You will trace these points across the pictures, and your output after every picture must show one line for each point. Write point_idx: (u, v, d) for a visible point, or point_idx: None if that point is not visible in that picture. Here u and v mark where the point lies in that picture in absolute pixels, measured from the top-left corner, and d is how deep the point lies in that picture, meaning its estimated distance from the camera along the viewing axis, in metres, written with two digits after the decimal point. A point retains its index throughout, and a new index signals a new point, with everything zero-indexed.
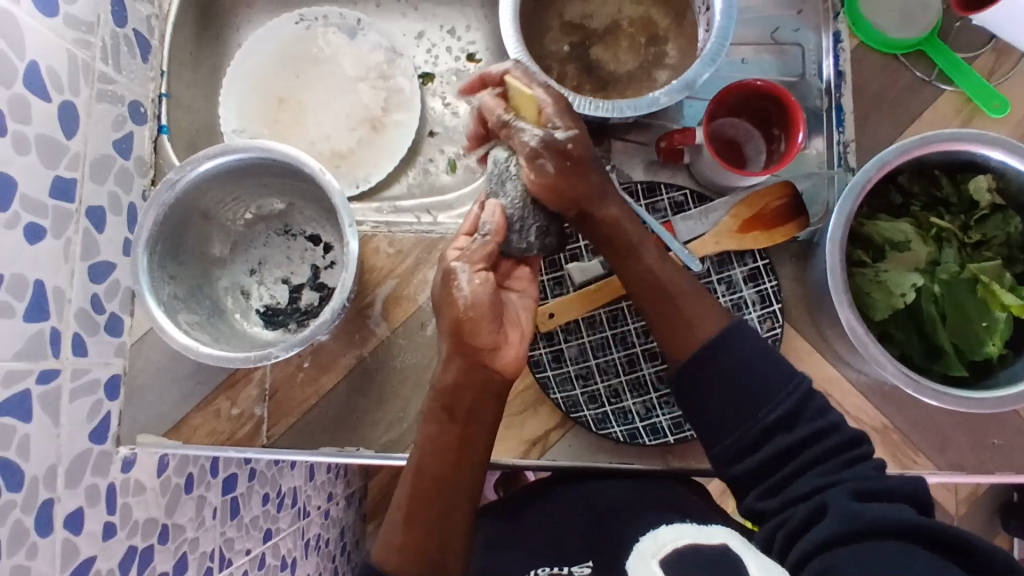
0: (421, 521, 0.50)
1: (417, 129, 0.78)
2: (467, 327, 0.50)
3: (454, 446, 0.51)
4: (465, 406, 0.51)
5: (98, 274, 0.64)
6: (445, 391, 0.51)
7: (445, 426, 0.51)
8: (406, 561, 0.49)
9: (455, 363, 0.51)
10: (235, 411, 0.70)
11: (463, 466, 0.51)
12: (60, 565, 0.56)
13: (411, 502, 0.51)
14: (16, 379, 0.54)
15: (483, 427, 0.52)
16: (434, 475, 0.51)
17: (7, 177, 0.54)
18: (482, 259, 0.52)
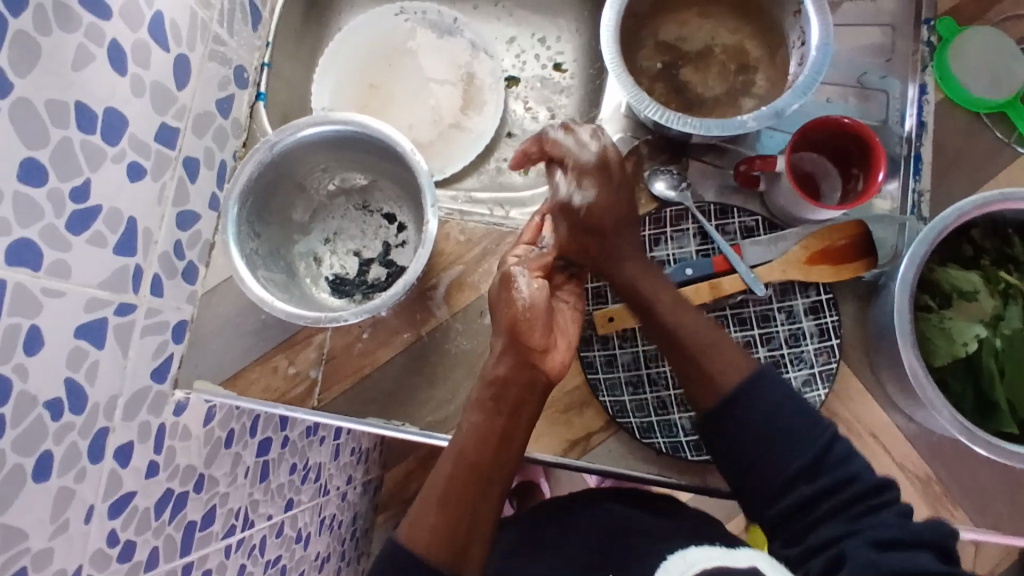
0: (456, 502, 0.51)
1: (496, 130, 0.81)
2: (522, 327, 0.55)
3: (497, 435, 0.53)
4: (511, 398, 0.54)
5: (184, 222, 0.67)
6: (495, 382, 0.54)
7: (490, 416, 0.54)
8: (436, 543, 0.50)
9: (508, 359, 0.55)
10: (291, 370, 0.72)
11: (501, 457, 0.53)
12: (103, 493, 0.58)
13: (449, 488, 0.52)
14: (98, 307, 0.57)
15: (521, 424, 0.55)
16: (474, 462, 0.52)
17: (119, 115, 0.58)
18: (538, 266, 0.58)
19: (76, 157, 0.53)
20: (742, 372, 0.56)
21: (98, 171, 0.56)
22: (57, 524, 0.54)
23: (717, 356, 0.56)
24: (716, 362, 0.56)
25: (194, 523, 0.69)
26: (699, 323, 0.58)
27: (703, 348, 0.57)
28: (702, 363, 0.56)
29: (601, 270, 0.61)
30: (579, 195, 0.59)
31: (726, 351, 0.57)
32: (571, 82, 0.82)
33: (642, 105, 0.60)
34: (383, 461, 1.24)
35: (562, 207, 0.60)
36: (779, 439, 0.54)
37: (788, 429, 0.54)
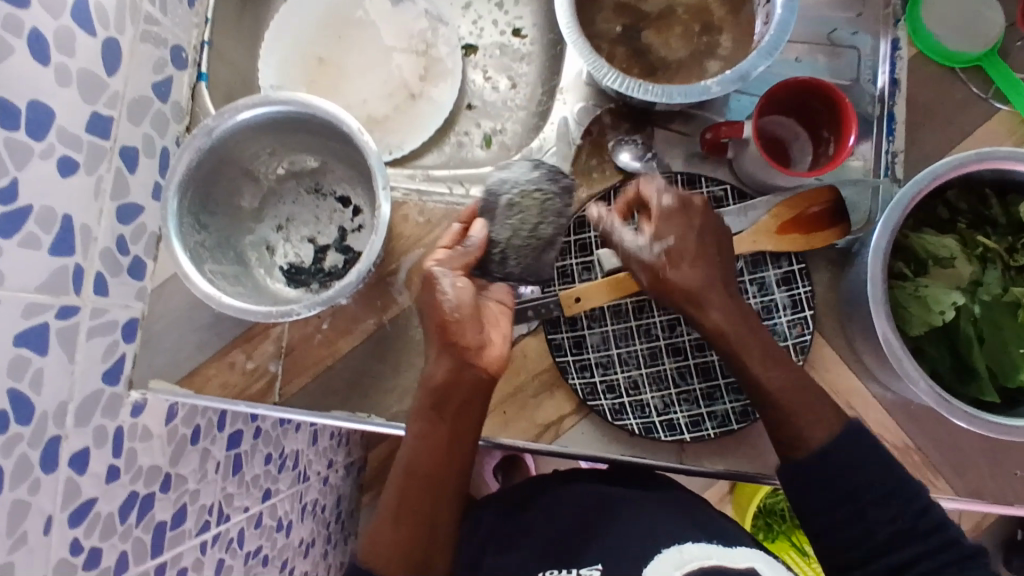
0: (411, 516, 0.52)
1: (455, 102, 0.77)
2: (453, 328, 0.53)
3: (442, 445, 0.53)
4: (454, 403, 0.53)
5: (126, 216, 0.64)
6: (435, 388, 0.53)
7: (434, 424, 0.53)
8: (396, 561, 0.50)
9: (446, 362, 0.53)
10: (249, 365, 0.69)
11: (452, 462, 0.53)
12: (61, 502, 0.56)
13: (403, 509, 0.52)
14: (37, 312, 0.54)
15: (470, 426, 0.54)
16: (424, 472, 0.52)
17: (44, 107, 0.54)
18: (462, 265, 0.55)
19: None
20: (829, 430, 0.51)
21: (25, 169, 0.52)
22: (14, 539, 0.52)
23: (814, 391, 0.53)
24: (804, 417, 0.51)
25: (163, 523, 0.68)
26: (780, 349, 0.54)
27: (797, 402, 0.52)
28: (788, 414, 0.52)
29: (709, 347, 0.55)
30: (656, 246, 0.54)
31: (815, 412, 0.52)
32: (531, 48, 0.78)
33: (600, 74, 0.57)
34: (364, 443, 1.23)
35: (637, 260, 0.55)
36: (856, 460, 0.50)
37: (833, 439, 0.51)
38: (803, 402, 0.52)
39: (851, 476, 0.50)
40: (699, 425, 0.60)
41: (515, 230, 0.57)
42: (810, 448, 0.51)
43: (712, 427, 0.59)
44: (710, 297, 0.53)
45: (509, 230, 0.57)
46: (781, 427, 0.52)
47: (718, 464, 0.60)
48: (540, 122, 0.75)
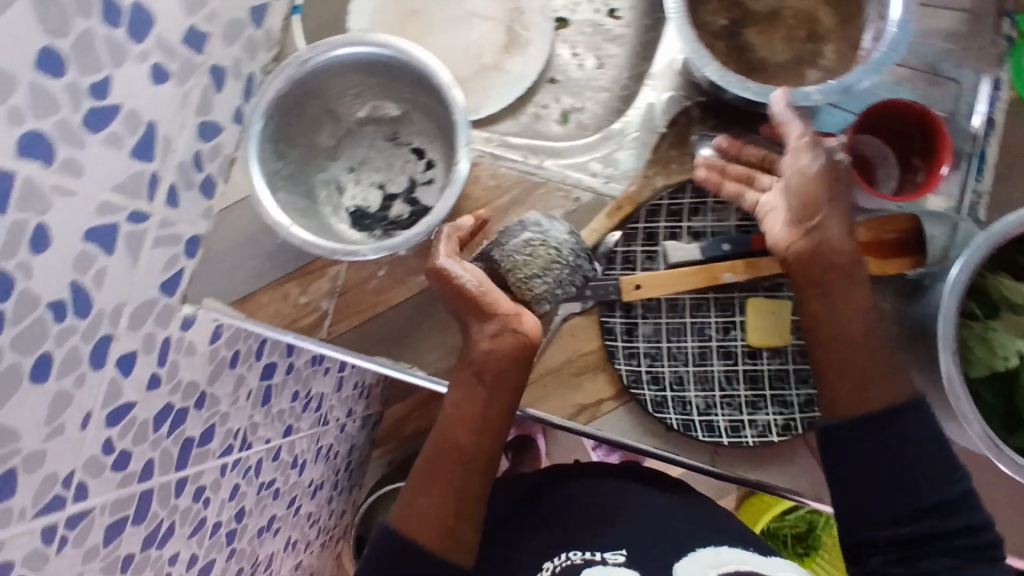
0: (444, 484, 0.54)
1: (538, 74, 0.76)
2: (484, 302, 0.56)
3: (478, 414, 0.55)
4: (491, 371, 0.56)
5: (207, 133, 0.65)
6: (476, 357, 0.56)
7: (471, 391, 0.56)
8: (432, 529, 0.53)
9: (484, 331, 0.56)
10: (302, 300, 0.70)
11: (487, 431, 0.56)
12: (102, 400, 0.58)
13: (441, 478, 0.54)
14: (110, 212, 0.55)
15: (505, 395, 0.56)
16: (459, 439, 0.55)
17: (147, 12, 0.54)
18: (452, 250, 0.58)
19: (98, 51, 0.51)
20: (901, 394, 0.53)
21: (121, 69, 0.53)
22: (52, 428, 0.53)
23: (876, 374, 0.53)
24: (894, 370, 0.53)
25: (192, 439, 0.70)
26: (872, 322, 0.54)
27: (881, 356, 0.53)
28: (874, 362, 0.53)
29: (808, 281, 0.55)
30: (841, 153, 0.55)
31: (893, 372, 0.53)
32: (624, 31, 0.77)
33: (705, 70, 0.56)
34: (384, 398, 1.24)
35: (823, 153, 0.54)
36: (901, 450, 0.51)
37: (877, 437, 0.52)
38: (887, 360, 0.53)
39: (875, 457, 0.52)
40: (738, 431, 0.59)
41: (511, 270, 0.59)
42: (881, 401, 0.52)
43: (751, 435, 0.59)
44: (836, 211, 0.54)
45: (513, 264, 0.59)
46: (860, 373, 0.53)
47: (749, 473, 0.60)
48: (622, 106, 0.74)
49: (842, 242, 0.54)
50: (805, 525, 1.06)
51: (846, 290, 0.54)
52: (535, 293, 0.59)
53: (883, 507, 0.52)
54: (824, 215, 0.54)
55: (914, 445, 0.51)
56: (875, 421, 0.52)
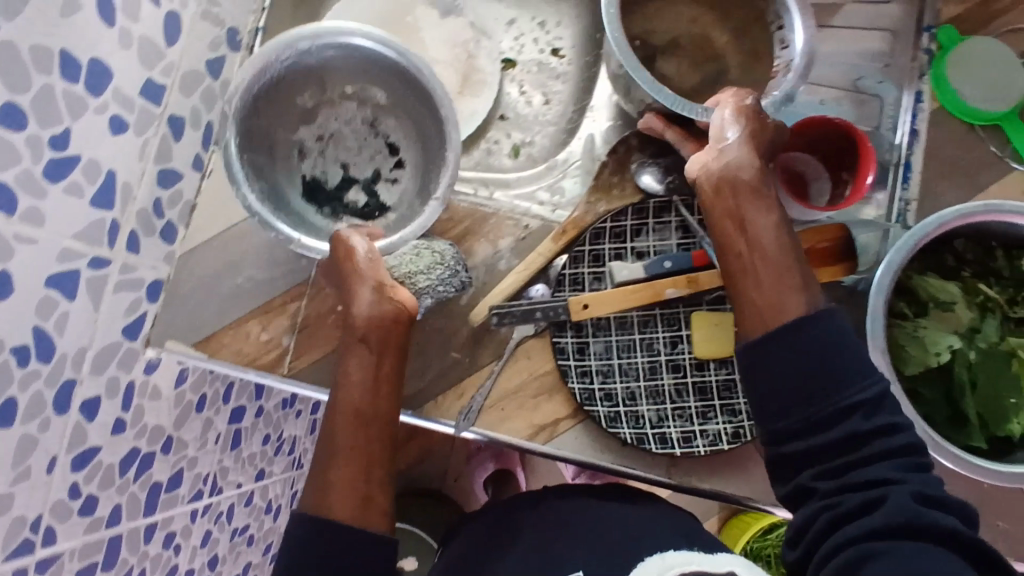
0: (348, 459, 0.55)
1: (488, 112, 0.80)
2: (373, 276, 0.58)
3: (370, 385, 0.57)
4: (377, 341, 0.58)
5: (165, 180, 0.67)
6: (360, 328, 0.57)
7: (362, 364, 0.57)
8: (342, 501, 0.54)
9: (369, 302, 0.58)
10: (264, 337, 0.72)
11: (379, 401, 0.57)
12: (67, 445, 0.58)
13: (342, 460, 0.55)
14: (70, 258, 0.56)
15: (390, 362, 0.58)
16: (355, 414, 0.56)
17: (105, 67, 0.57)
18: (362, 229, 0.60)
19: (57, 105, 0.53)
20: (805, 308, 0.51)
21: (80, 121, 0.55)
22: (18, 472, 0.53)
23: (789, 283, 0.51)
24: (796, 285, 0.51)
25: (160, 484, 0.70)
26: (787, 240, 0.53)
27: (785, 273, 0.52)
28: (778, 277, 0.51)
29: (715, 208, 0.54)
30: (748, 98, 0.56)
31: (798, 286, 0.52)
32: (567, 68, 0.81)
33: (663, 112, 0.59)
34: None
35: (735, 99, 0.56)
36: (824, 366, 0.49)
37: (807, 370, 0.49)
38: (791, 277, 0.52)
39: (791, 362, 0.50)
40: (690, 441, 0.61)
41: (395, 266, 0.62)
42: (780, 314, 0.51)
43: (702, 445, 0.61)
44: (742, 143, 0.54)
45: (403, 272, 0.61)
46: (762, 294, 0.52)
47: (704, 483, 0.61)
48: (568, 138, 0.77)
49: (746, 164, 0.53)
50: None
51: (760, 206, 0.53)
52: (418, 289, 0.62)
53: (818, 419, 0.49)
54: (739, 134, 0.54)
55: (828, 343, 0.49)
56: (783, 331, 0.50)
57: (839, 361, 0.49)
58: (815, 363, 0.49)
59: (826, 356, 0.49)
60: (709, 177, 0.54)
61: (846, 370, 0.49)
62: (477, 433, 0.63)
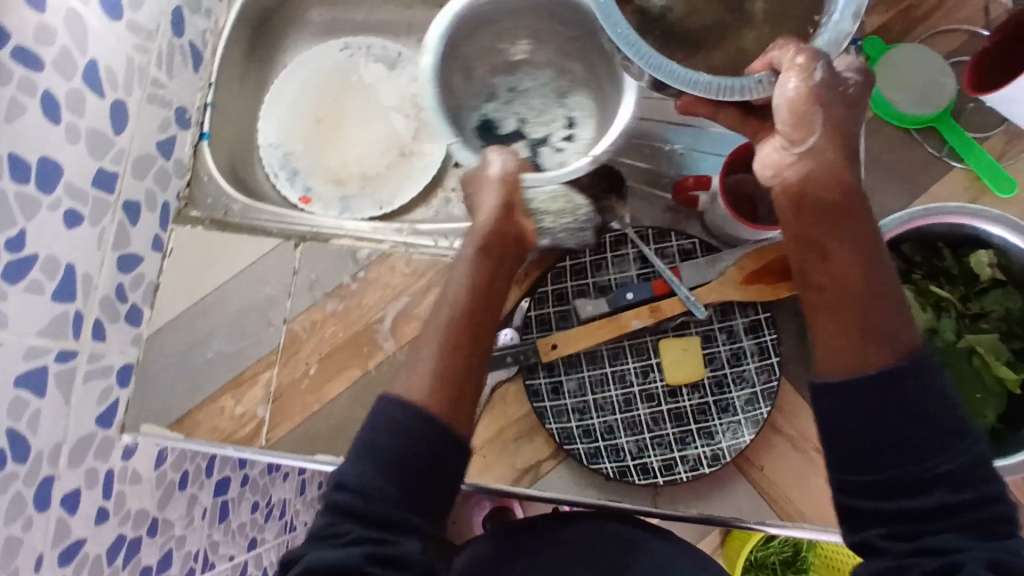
0: (459, 342, 0.49)
1: (443, 160, 0.82)
2: (511, 197, 0.56)
3: (483, 288, 0.52)
4: (497, 254, 0.54)
5: (126, 265, 0.67)
6: (481, 234, 0.54)
7: (489, 266, 0.53)
8: (440, 387, 0.47)
9: (495, 210, 0.54)
10: (239, 410, 0.67)
11: (489, 309, 0.52)
12: (51, 542, 0.58)
13: (440, 349, 0.49)
14: (37, 355, 0.56)
15: (503, 284, 0.54)
16: (468, 312, 0.50)
17: (55, 164, 0.58)
18: (515, 163, 0.58)
19: (9, 207, 0.54)
20: (898, 351, 0.43)
21: (34, 220, 0.56)
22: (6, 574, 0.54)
23: (878, 317, 0.43)
24: (892, 322, 0.43)
25: (149, 568, 0.69)
26: (882, 267, 0.44)
27: (875, 303, 0.43)
28: (864, 308, 0.43)
29: (796, 219, 0.46)
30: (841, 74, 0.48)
31: (894, 322, 0.43)
32: None
33: (718, 98, 0.49)
34: None
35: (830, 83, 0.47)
36: (914, 421, 0.42)
37: (900, 424, 0.42)
38: (881, 311, 0.43)
39: (873, 408, 0.42)
40: (672, 469, 0.61)
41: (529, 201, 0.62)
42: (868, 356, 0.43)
43: (684, 471, 0.60)
44: (813, 158, 0.47)
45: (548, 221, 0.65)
46: (847, 325, 0.43)
47: (691, 508, 0.61)
48: None
49: (829, 175, 0.46)
50: (790, 549, 1.05)
51: (846, 231, 0.45)
52: (542, 228, 0.65)
53: (888, 477, 0.42)
54: (808, 143, 0.47)
55: (918, 394, 0.42)
56: (872, 378, 0.42)
57: (927, 415, 0.42)
58: (894, 408, 0.42)
59: (921, 411, 0.42)
60: (787, 193, 0.47)
61: (938, 429, 0.42)
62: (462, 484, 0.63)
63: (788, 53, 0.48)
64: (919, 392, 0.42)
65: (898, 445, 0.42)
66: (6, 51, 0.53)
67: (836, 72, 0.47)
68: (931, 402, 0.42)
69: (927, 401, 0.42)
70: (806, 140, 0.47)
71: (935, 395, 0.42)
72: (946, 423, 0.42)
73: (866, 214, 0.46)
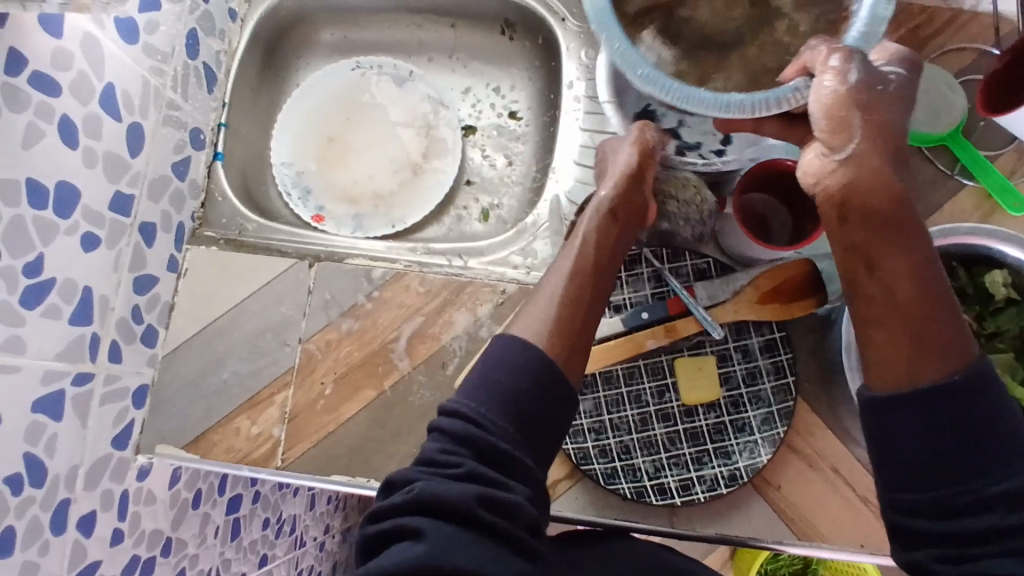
0: (575, 316, 0.54)
1: (455, 177, 0.82)
2: (636, 176, 0.61)
3: (606, 255, 0.58)
4: (624, 221, 0.60)
5: (141, 287, 0.67)
6: (614, 203, 0.60)
7: (610, 235, 0.59)
8: (552, 338, 0.52)
9: (621, 187, 0.60)
10: (255, 431, 0.67)
11: (609, 268, 0.58)
12: (68, 565, 0.58)
13: (567, 292, 0.55)
14: (54, 378, 0.56)
15: (623, 251, 0.60)
16: (590, 270, 0.57)
17: (73, 188, 0.58)
18: (643, 141, 0.62)
19: (27, 232, 0.54)
20: (951, 363, 0.44)
21: (52, 244, 0.56)
22: None
23: (926, 328, 0.45)
24: (941, 332, 0.45)
25: None
26: (929, 276, 0.47)
27: (921, 313, 0.46)
28: (913, 318, 0.46)
29: (842, 230, 0.50)
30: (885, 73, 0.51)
31: (943, 333, 0.45)
32: (525, 129, 0.84)
33: (754, 115, 0.52)
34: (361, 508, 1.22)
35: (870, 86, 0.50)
36: (970, 438, 0.43)
37: (957, 441, 0.43)
38: (931, 319, 0.46)
39: (926, 424, 0.44)
40: (689, 489, 0.61)
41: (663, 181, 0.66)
42: (917, 367, 0.45)
43: (702, 491, 0.61)
44: (862, 163, 0.50)
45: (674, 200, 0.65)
46: (895, 333, 0.46)
47: (709, 528, 0.61)
48: (534, 198, 0.80)
49: (871, 183, 0.49)
50: (800, 561, 1.05)
51: (893, 240, 0.48)
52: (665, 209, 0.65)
53: (943, 495, 0.43)
54: (846, 151, 0.50)
55: (976, 413, 0.43)
56: (922, 389, 0.44)
57: (983, 434, 0.43)
58: (947, 424, 0.43)
59: (977, 428, 0.43)
60: (831, 203, 0.51)
61: (996, 449, 0.43)
62: None
63: (820, 55, 0.51)
64: (974, 409, 0.43)
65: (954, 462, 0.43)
66: (23, 77, 0.53)
67: (874, 69, 0.51)
68: (990, 422, 0.43)
69: (985, 421, 0.43)
70: (847, 144, 0.51)
71: (992, 412, 0.43)
72: (1004, 442, 0.43)
73: (915, 224, 0.48)
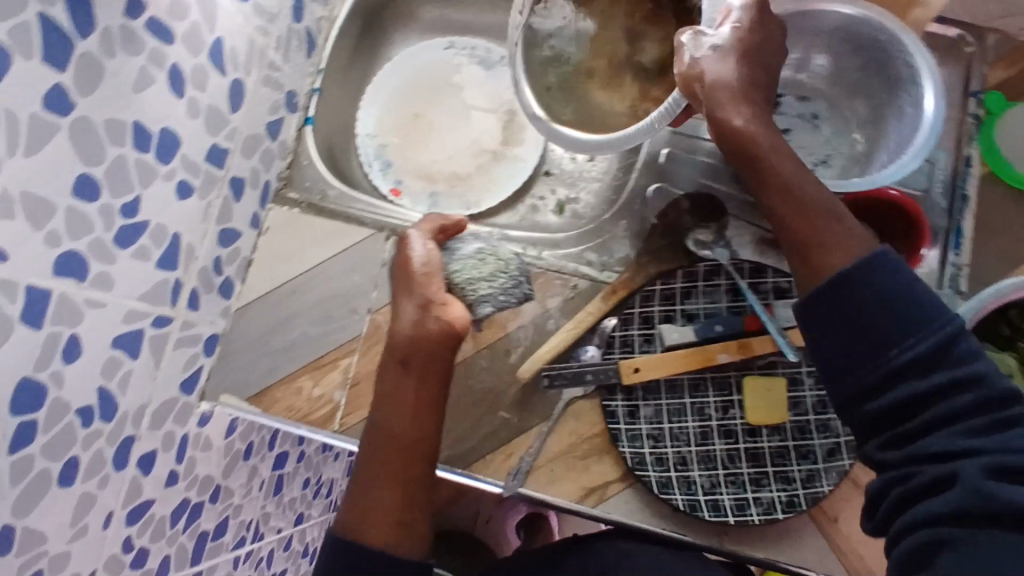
0: (395, 484, 0.57)
1: (534, 167, 0.81)
2: (420, 290, 0.62)
3: (412, 403, 0.59)
4: (418, 362, 0.60)
5: (225, 240, 0.69)
6: (405, 343, 0.60)
7: (408, 381, 0.59)
8: (382, 529, 0.56)
9: (411, 310, 0.61)
10: (316, 393, 0.69)
11: (423, 418, 0.59)
12: (124, 499, 0.60)
13: (380, 468, 0.57)
14: (137, 318, 0.58)
15: (435, 384, 0.60)
16: (398, 433, 0.58)
17: (174, 136, 0.60)
18: (429, 234, 0.65)
19: (128, 174, 0.55)
20: (848, 259, 0.48)
21: (148, 188, 0.58)
22: (76, 529, 0.55)
23: (820, 235, 0.49)
24: (826, 234, 0.49)
25: (207, 533, 0.71)
26: (810, 185, 0.51)
27: (809, 222, 0.50)
28: (803, 230, 0.50)
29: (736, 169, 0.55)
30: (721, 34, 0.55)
31: (835, 233, 0.49)
32: None
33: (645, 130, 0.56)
34: None
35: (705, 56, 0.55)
36: (881, 320, 0.45)
37: (871, 323, 0.45)
38: (817, 225, 0.50)
39: (837, 326, 0.47)
40: (744, 509, 0.60)
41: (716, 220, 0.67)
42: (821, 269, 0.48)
43: (757, 513, 0.60)
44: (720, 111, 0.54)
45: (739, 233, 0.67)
46: (798, 247, 0.50)
47: (758, 551, 0.60)
48: (613, 197, 0.74)
49: (726, 130, 0.53)
50: None
51: (767, 168, 0.52)
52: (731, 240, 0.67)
53: (857, 380, 0.46)
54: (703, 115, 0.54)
55: (867, 295, 0.46)
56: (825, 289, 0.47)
57: (888, 309, 0.45)
58: (853, 314, 0.46)
59: (880, 308, 0.45)
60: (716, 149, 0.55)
61: (903, 315, 0.45)
62: (525, 494, 0.63)
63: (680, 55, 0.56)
64: (867, 284, 0.46)
65: (875, 340, 0.45)
66: (141, 22, 0.54)
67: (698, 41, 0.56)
68: (890, 299, 0.45)
69: (893, 301, 0.45)
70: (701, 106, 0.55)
71: (882, 286, 0.46)
72: (913, 312, 0.45)
73: (778, 145, 0.52)
